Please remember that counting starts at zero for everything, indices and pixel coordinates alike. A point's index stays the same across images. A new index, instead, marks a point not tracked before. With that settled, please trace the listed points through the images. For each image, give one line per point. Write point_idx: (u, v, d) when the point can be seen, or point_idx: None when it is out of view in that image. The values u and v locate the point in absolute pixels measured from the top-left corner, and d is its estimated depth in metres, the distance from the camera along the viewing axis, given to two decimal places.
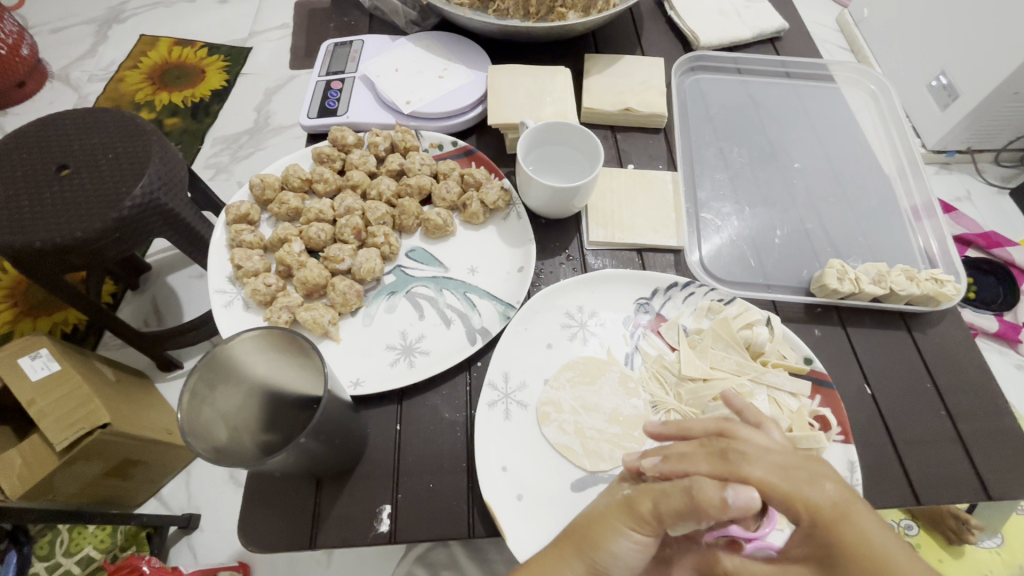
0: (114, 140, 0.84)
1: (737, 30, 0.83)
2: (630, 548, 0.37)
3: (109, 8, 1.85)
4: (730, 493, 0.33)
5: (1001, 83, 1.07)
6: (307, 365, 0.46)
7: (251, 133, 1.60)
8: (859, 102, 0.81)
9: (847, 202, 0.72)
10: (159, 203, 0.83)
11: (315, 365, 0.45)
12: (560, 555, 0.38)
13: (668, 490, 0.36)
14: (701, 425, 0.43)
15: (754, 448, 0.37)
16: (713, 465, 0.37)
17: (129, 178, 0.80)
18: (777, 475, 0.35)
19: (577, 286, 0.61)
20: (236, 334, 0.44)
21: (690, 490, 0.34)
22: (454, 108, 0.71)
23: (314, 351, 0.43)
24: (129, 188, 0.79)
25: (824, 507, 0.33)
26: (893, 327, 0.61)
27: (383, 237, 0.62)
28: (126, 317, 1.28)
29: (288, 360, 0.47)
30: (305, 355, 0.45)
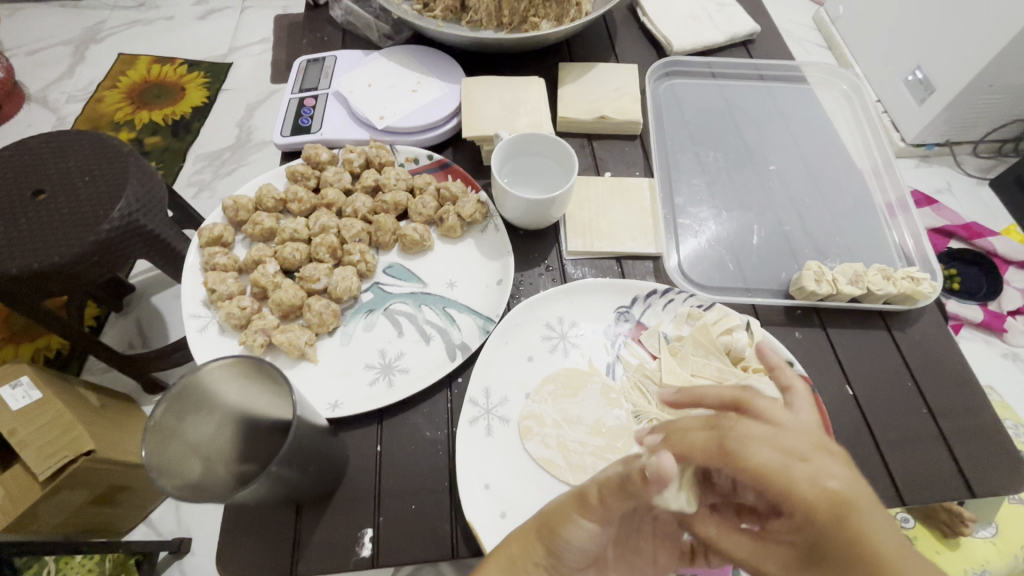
0: (90, 162, 0.83)
1: (710, 35, 0.83)
2: (579, 532, 0.37)
3: (86, 28, 1.84)
4: (658, 474, 0.32)
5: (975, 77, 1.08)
6: (274, 390, 0.45)
7: (233, 149, 1.60)
8: (832, 103, 0.82)
9: (824, 202, 0.72)
10: (137, 224, 0.82)
11: (283, 389, 0.44)
12: (524, 540, 0.39)
13: (610, 471, 0.36)
14: (716, 395, 0.38)
15: (755, 430, 0.33)
16: (708, 450, 0.33)
17: (106, 200, 0.79)
18: (778, 462, 0.31)
19: (557, 297, 0.61)
20: (198, 365, 0.43)
21: (624, 475, 0.34)
22: (429, 121, 0.71)
23: (281, 376, 0.43)
24: (105, 210, 0.78)
25: (820, 506, 0.31)
26: (873, 326, 0.61)
27: (359, 255, 0.61)
28: (110, 340, 1.27)
29: (255, 387, 0.46)
30: (270, 380, 0.44)
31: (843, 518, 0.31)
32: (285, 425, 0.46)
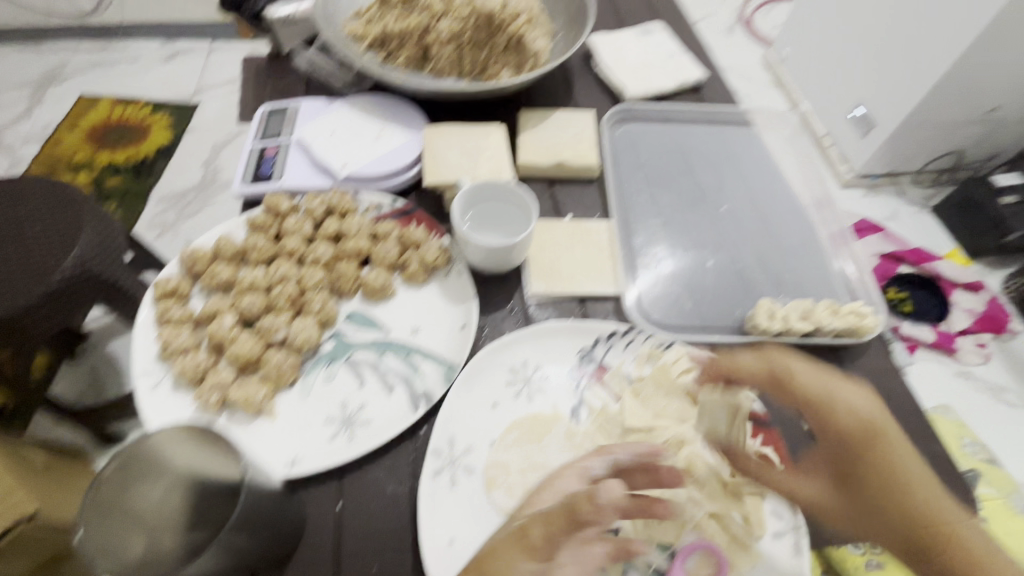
0: (41, 209, 0.83)
1: (661, 83, 0.88)
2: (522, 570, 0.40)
3: (47, 70, 1.82)
4: (597, 490, 0.42)
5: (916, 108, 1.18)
6: (204, 453, 0.44)
7: (199, 189, 1.58)
8: (778, 143, 0.86)
9: (775, 239, 0.75)
10: (91, 272, 0.82)
11: (213, 454, 0.43)
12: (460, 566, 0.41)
13: (553, 512, 0.42)
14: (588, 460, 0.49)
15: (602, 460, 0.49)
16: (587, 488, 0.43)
17: (58, 250, 0.79)
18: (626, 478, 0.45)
19: (521, 341, 0.61)
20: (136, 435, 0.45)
21: (571, 507, 0.41)
22: (391, 168, 0.72)
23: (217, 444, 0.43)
24: (58, 260, 0.78)
25: (857, 429, 0.49)
26: (825, 360, 0.63)
27: (321, 304, 0.61)
28: (62, 391, 1.21)
29: (193, 454, 0.44)
30: (201, 442, 0.44)
31: (873, 436, 0.48)
32: (224, 492, 0.43)
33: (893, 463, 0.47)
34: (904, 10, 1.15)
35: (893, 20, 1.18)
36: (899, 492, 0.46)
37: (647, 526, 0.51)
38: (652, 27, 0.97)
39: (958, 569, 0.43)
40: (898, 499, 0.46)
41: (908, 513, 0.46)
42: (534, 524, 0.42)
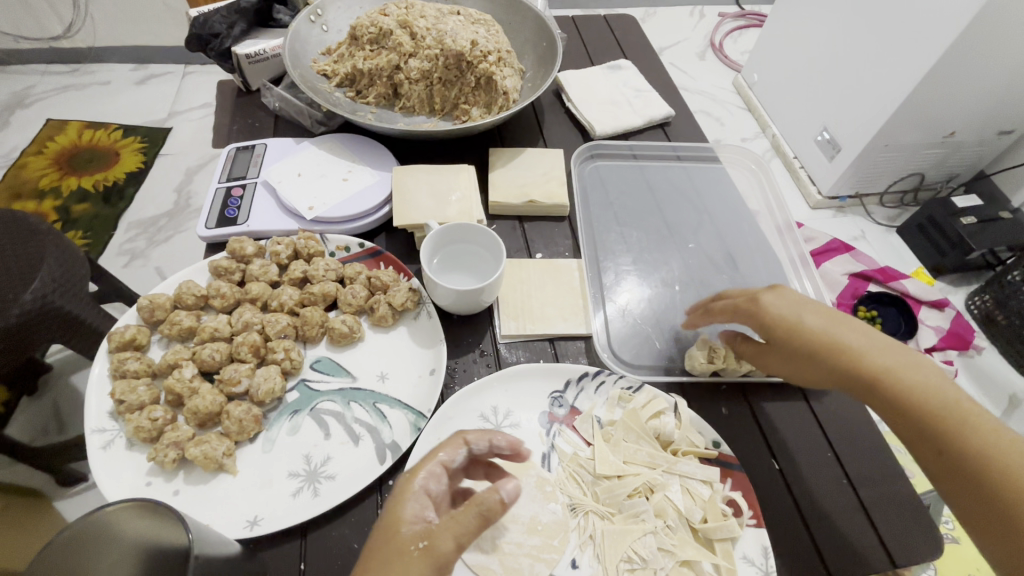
0: (4, 242, 0.88)
1: (630, 119, 0.90)
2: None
3: (13, 93, 1.78)
4: (505, 493, 0.42)
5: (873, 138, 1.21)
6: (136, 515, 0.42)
7: (170, 216, 1.54)
8: (742, 180, 0.88)
9: (741, 275, 0.76)
10: (49, 303, 0.88)
11: (174, 532, 0.41)
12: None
13: (463, 520, 0.42)
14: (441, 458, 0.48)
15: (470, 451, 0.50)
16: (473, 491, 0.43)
17: (17, 284, 0.84)
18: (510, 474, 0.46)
19: (491, 386, 0.61)
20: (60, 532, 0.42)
21: (482, 510, 0.42)
22: (359, 210, 0.71)
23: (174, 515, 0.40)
24: (16, 294, 0.83)
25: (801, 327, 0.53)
26: (793, 397, 0.64)
27: (284, 352, 0.59)
28: (13, 432, 1.15)
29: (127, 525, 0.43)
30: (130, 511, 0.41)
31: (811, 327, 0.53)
32: (175, 555, 0.41)
33: (919, 382, 0.48)
34: (859, 45, 1.19)
35: (850, 52, 1.22)
36: (926, 397, 0.47)
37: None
38: (620, 64, 1.00)
39: (957, 437, 0.45)
40: (931, 407, 0.47)
41: (940, 420, 0.46)
42: (441, 533, 0.41)
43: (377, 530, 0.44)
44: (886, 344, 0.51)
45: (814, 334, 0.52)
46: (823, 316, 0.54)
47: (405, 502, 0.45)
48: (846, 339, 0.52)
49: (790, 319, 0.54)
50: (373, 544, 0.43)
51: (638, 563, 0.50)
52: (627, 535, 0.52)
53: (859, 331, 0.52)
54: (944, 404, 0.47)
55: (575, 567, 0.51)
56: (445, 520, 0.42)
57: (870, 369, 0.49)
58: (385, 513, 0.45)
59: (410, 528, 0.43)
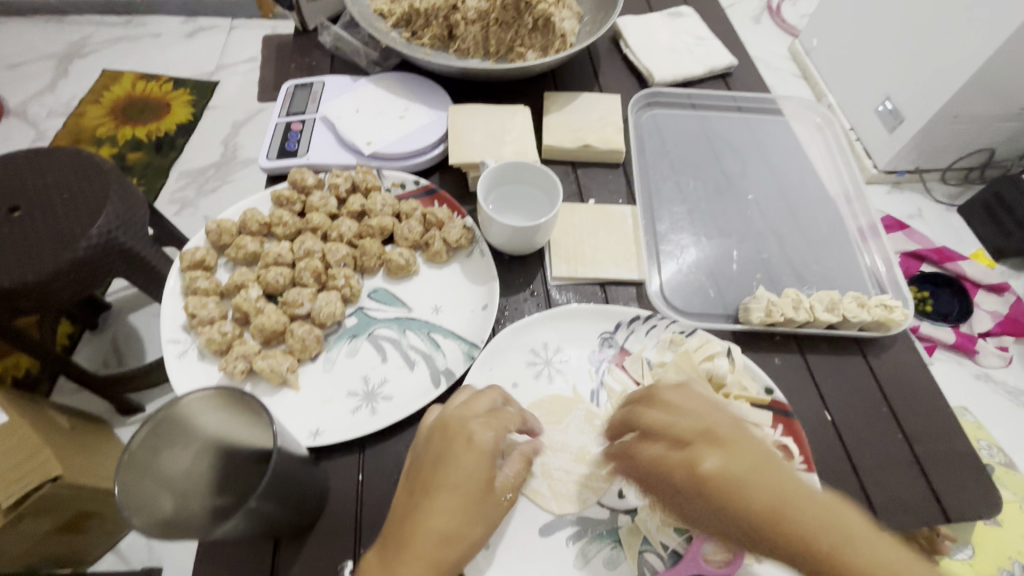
0: (67, 179, 0.87)
1: (690, 67, 0.86)
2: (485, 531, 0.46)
3: (70, 43, 1.83)
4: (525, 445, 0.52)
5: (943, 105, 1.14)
6: (248, 416, 0.44)
7: (218, 166, 1.59)
8: (807, 134, 0.84)
9: (801, 230, 0.73)
10: (115, 242, 0.87)
11: (263, 422, 0.43)
12: (448, 530, 0.43)
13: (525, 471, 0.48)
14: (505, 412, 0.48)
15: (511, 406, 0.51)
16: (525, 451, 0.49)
17: (85, 217, 0.84)
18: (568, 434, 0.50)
19: (542, 323, 0.61)
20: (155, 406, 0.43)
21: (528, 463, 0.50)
22: (416, 147, 0.72)
23: (262, 407, 0.42)
24: (84, 227, 0.83)
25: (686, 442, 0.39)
26: (849, 352, 0.63)
27: (344, 280, 0.61)
28: (83, 359, 1.25)
29: (231, 417, 0.45)
30: (244, 406, 0.44)
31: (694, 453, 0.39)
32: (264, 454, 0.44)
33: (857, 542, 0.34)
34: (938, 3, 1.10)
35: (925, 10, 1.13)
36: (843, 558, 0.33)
37: None
38: (682, 11, 0.95)
39: None
40: None
41: None
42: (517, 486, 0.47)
43: (450, 470, 0.44)
44: (782, 480, 0.37)
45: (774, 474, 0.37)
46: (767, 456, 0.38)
47: (485, 455, 0.45)
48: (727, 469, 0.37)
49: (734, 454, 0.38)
50: (442, 483, 0.43)
51: None
52: None
53: (814, 493, 0.36)
54: None
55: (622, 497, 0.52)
56: (516, 473, 0.47)
57: (761, 512, 0.35)
58: (457, 453, 0.44)
59: (488, 475, 0.44)
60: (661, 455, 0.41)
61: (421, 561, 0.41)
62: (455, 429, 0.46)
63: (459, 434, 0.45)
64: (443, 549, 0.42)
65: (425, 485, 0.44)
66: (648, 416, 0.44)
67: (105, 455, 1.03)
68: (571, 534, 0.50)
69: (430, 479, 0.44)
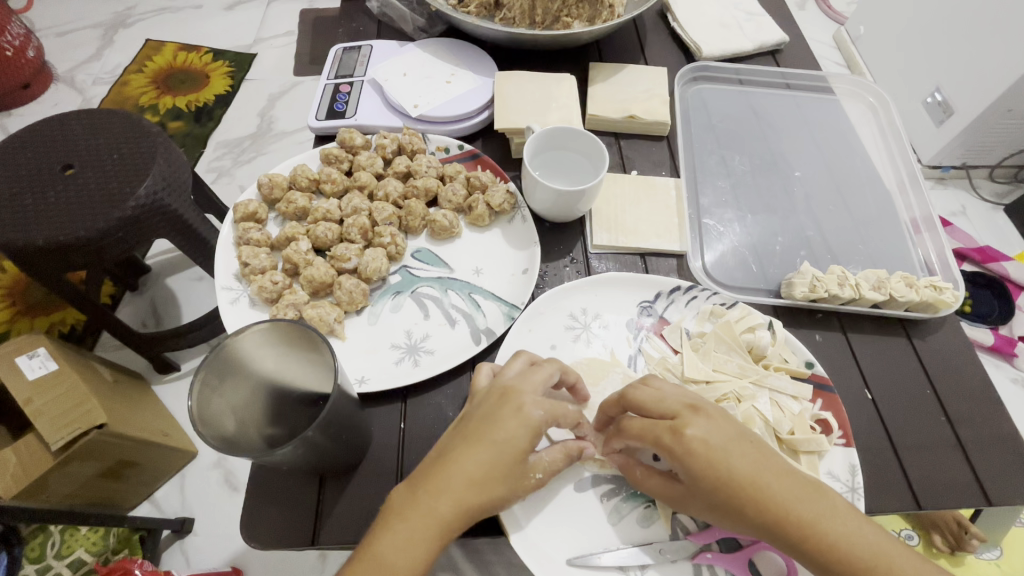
0: (119, 140, 0.91)
1: (739, 42, 0.84)
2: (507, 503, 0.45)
3: (116, 13, 1.87)
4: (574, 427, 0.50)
5: (996, 98, 1.09)
6: (318, 364, 0.47)
7: (254, 138, 1.62)
8: (858, 114, 0.81)
9: (848, 209, 0.72)
10: (162, 204, 0.89)
11: (325, 359, 0.45)
12: (465, 493, 0.42)
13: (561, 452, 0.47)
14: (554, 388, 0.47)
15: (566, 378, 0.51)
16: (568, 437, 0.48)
17: (134, 179, 0.87)
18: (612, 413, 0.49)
19: (582, 289, 0.62)
20: (236, 330, 0.43)
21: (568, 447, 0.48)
22: (462, 112, 0.72)
23: (326, 345, 0.44)
24: (132, 188, 0.86)
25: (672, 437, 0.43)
26: (893, 333, 0.62)
27: (390, 238, 0.63)
28: (124, 317, 1.30)
29: (298, 357, 0.47)
30: (316, 350, 0.45)
31: (682, 438, 0.42)
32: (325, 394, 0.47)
33: (829, 530, 0.41)
34: None
35: None
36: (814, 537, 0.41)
37: None
38: None
39: None
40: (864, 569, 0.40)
41: None
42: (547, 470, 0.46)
43: (493, 427, 0.43)
44: (777, 466, 0.43)
45: (755, 466, 0.42)
46: (753, 451, 0.43)
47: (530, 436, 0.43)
48: (726, 461, 0.42)
49: (717, 444, 0.42)
50: (482, 437, 0.43)
51: None
52: None
53: (755, 458, 0.43)
54: (858, 558, 0.40)
55: None
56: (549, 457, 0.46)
57: (739, 494, 0.42)
58: (504, 416, 0.44)
59: (526, 449, 0.43)
60: (650, 425, 0.44)
61: (449, 498, 0.42)
62: (509, 396, 0.45)
63: (508, 403, 0.44)
64: (468, 492, 0.42)
65: (466, 435, 0.44)
66: (634, 393, 0.46)
67: (146, 406, 1.08)
68: (606, 491, 0.50)
69: (472, 432, 0.43)
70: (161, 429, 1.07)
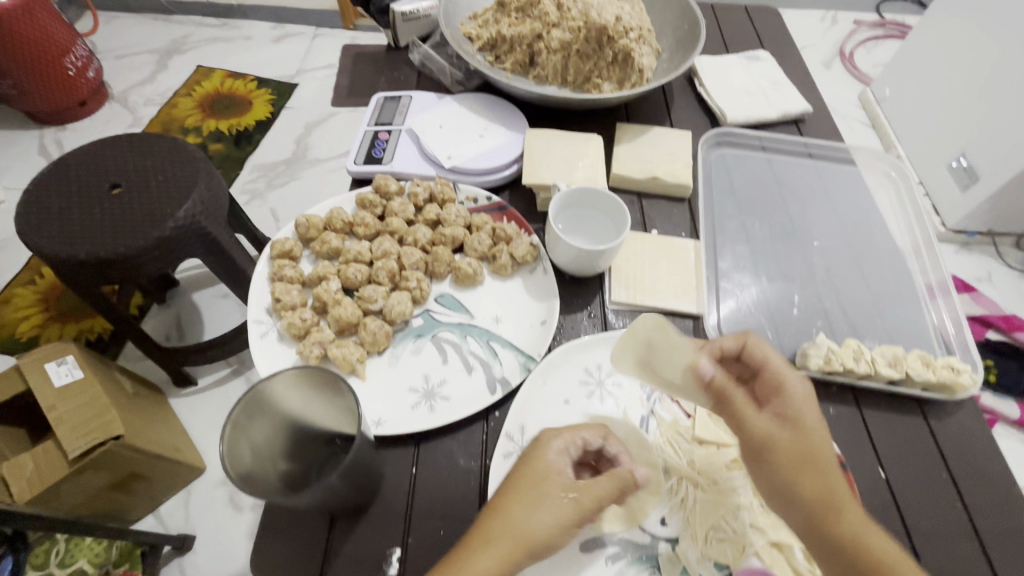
0: (165, 164, 0.96)
1: (763, 111, 0.88)
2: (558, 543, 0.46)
3: (172, 40, 2.00)
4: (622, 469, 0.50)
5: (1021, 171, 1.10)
6: (340, 407, 0.49)
7: (288, 163, 1.69)
8: (878, 184, 0.84)
9: (865, 280, 0.72)
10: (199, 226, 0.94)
11: (347, 405, 0.48)
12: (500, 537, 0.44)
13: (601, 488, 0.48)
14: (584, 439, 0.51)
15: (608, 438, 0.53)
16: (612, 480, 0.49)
17: (175, 203, 0.91)
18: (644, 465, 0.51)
19: (597, 344, 0.63)
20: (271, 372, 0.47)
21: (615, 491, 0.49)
22: (492, 165, 0.76)
23: (350, 392, 0.46)
24: (173, 211, 0.90)
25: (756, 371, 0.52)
26: (908, 411, 0.61)
27: (415, 282, 0.65)
28: (149, 329, 1.34)
29: (321, 401, 0.49)
30: (340, 396, 0.48)
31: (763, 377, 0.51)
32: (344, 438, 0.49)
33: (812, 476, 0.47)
34: None
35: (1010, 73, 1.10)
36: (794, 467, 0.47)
37: (705, 542, 0.51)
38: (759, 54, 0.97)
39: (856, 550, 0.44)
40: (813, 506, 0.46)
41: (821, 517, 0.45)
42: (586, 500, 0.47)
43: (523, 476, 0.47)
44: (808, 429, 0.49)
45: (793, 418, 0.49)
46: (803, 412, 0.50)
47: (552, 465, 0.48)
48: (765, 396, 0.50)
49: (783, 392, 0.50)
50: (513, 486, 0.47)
51: (727, 534, 0.51)
52: (719, 508, 0.53)
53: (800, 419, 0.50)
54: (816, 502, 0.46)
55: (664, 525, 0.52)
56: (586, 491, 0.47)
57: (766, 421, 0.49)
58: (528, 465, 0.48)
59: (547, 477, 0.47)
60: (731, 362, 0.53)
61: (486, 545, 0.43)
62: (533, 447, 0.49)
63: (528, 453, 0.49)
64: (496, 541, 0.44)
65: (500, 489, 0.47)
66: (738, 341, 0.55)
67: (162, 420, 1.10)
68: (611, 553, 0.51)
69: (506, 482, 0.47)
70: (173, 444, 1.09)
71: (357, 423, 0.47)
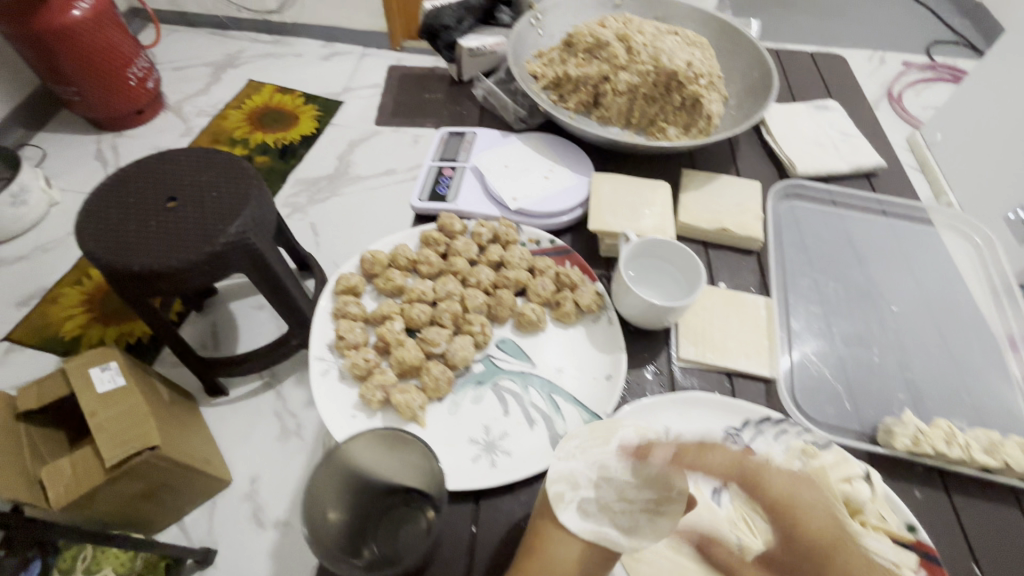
0: (220, 180, 0.98)
1: (834, 164, 0.85)
2: None
3: (227, 54, 2.07)
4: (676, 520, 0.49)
5: None
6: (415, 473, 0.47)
7: (330, 179, 1.70)
8: (956, 246, 0.79)
9: (949, 351, 0.68)
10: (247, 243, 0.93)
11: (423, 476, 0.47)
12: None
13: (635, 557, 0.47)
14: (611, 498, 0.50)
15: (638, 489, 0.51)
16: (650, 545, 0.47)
17: (228, 218, 0.92)
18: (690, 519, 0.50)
19: (667, 405, 0.60)
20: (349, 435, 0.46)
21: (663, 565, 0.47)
22: (558, 209, 0.75)
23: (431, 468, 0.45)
24: (224, 227, 0.91)
25: None
26: (1004, 502, 0.57)
27: (479, 326, 0.64)
28: (186, 335, 1.36)
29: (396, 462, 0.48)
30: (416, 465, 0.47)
31: None
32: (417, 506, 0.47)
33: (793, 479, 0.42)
34: None
35: None
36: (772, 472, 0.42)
37: None
38: (828, 104, 0.95)
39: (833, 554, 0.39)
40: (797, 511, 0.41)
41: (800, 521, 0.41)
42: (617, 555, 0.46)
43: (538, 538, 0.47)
44: None
45: None
46: None
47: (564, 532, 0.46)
48: None
49: None
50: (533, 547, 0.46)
51: None
52: None
53: None
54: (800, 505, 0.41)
55: None
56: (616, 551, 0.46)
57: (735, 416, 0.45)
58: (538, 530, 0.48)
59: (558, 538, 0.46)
60: None
61: None
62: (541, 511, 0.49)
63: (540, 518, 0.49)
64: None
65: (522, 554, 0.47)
66: None
67: (197, 431, 1.08)
68: None
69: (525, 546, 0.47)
70: (204, 456, 1.04)
71: (430, 495, 0.46)
